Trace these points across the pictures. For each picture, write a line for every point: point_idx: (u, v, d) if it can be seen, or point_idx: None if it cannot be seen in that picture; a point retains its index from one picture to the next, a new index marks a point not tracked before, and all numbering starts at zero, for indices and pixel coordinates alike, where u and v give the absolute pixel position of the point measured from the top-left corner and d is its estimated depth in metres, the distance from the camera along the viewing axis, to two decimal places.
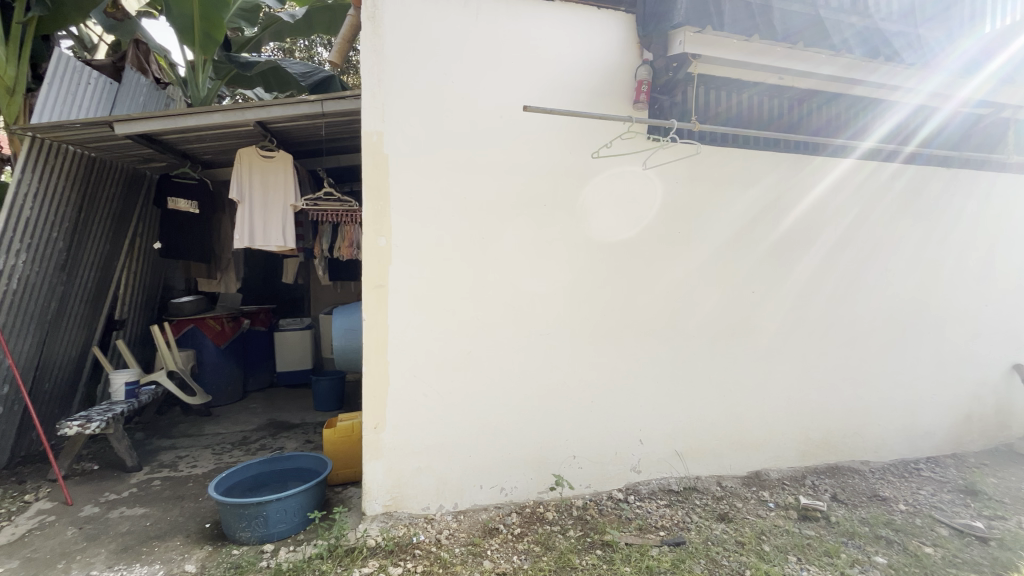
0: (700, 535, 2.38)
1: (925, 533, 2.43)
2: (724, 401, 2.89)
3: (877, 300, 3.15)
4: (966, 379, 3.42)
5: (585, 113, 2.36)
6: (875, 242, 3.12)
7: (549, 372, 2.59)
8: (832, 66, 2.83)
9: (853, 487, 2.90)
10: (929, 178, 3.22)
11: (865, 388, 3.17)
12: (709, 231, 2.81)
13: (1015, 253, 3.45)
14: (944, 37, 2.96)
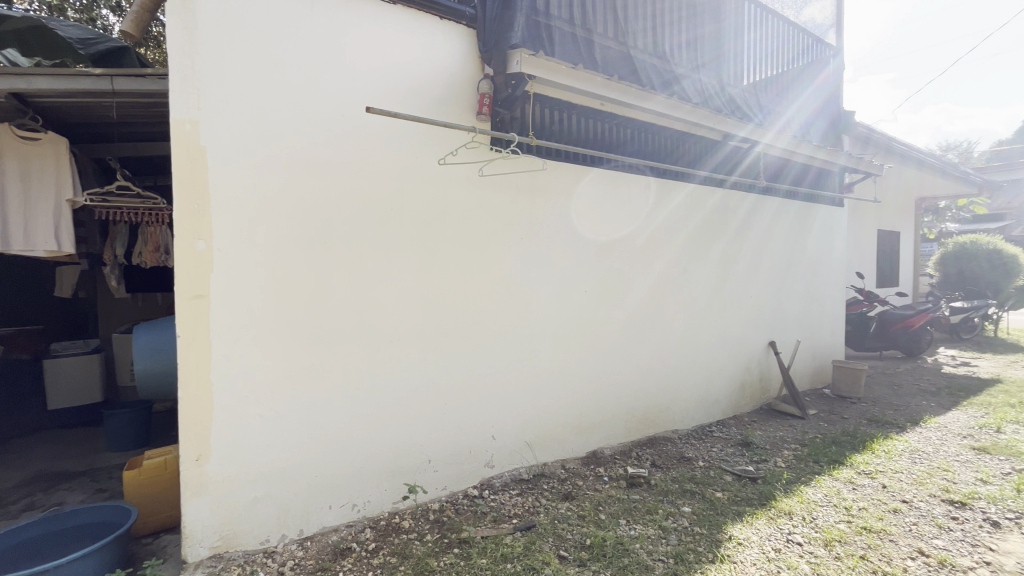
0: (548, 515, 2.58)
1: (716, 481, 3.01)
2: (566, 391, 3.19)
3: (679, 296, 3.80)
4: (740, 356, 4.33)
5: (429, 120, 2.39)
6: (677, 248, 3.76)
7: (402, 378, 2.56)
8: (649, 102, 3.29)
9: (666, 453, 3.45)
10: (711, 197, 4.00)
11: (674, 369, 3.81)
12: (547, 237, 3.07)
13: (766, 256, 4.51)
14: (713, 86, 3.86)
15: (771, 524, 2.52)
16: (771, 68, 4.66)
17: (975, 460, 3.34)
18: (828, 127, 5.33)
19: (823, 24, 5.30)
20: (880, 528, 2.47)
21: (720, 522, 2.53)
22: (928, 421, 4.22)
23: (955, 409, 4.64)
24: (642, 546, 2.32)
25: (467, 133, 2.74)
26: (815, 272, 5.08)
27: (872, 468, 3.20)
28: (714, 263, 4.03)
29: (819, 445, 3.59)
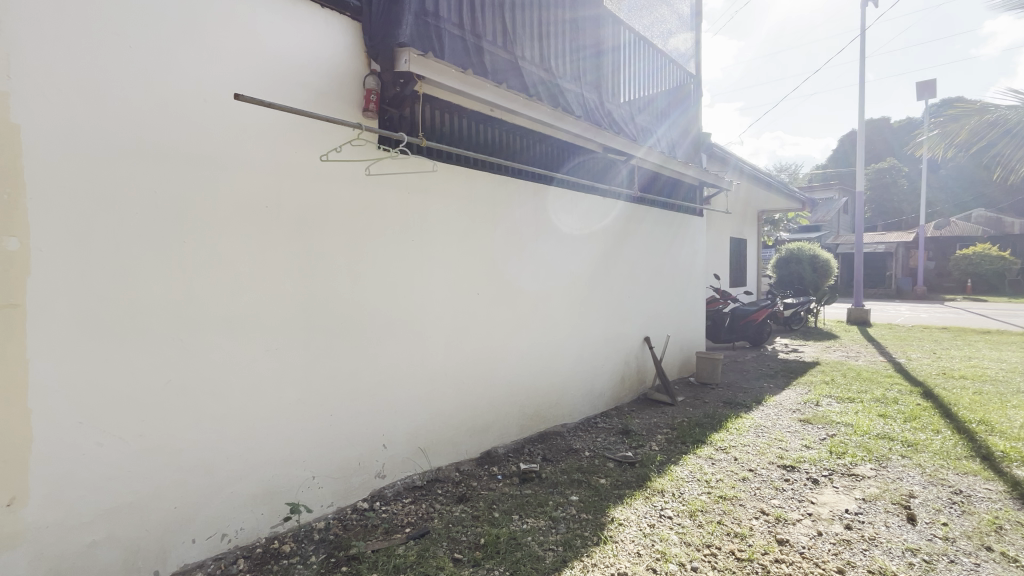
0: (442, 520, 2.56)
1: (600, 469, 3.23)
2: (459, 394, 3.20)
3: (565, 297, 4.02)
4: (620, 351, 4.71)
5: (310, 113, 2.24)
6: (563, 251, 3.98)
7: (283, 390, 2.37)
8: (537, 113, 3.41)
9: (556, 446, 3.62)
10: (592, 204, 4.31)
11: (562, 366, 4.02)
12: (439, 240, 3.05)
13: (641, 259, 4.97)
14: (593, 102, 4.16)
15: (647, 502, 2.77)
16: (642, 89, 5.13)
17: (801, 430, 4.01)
18: (691, 146, 6.01)
19: (684, 54, 5.98)
20: (732, 495, 2.84)
21: (604, 507, 2.71)
22: (768, 400, 4.98)
23: (788, 388, 5.54)
24: (534, 538, 2.40)
25: (351, 129, 2.62)
26: (681, 274, 5.72)
27: (727, 444, 3.67)
28: (596, 265, 4.34)
29: (686, 428, 4.03)
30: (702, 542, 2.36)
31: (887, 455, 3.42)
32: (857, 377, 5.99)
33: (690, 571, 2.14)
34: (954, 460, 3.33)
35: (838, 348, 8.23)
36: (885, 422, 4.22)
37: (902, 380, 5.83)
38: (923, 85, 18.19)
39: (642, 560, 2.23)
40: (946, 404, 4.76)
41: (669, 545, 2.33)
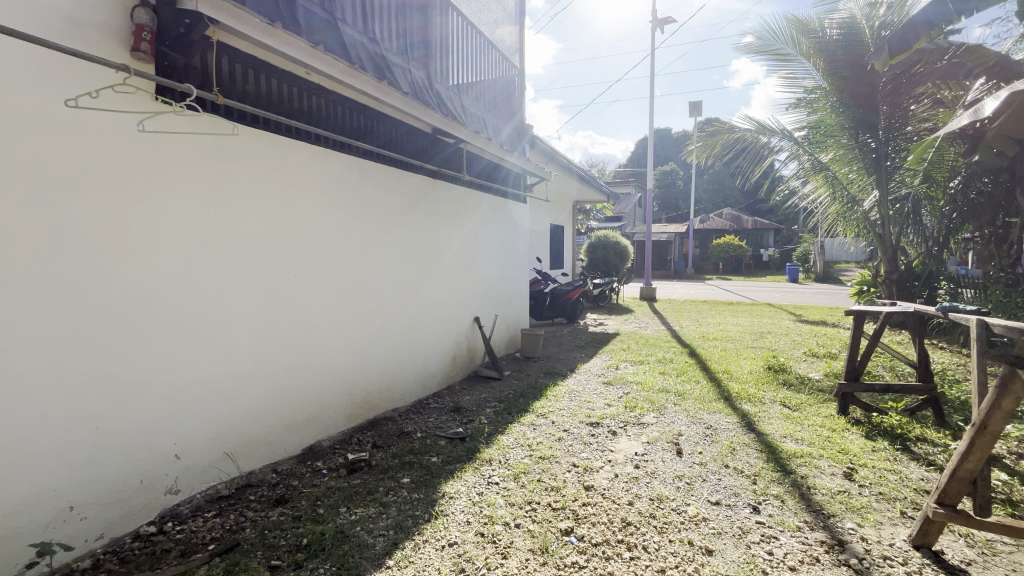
0: (256, 527, 2.31)
1: (432, 448, 3.28)
2: (274, 388, 2.89)
3: (394, 279, 3.93)
4: (451, 332, 4.82)
5: (49, 43, 1.72)
6: (391, 232, 3.87)
7: (19, 402, 1.82)
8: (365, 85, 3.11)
9: (386, 432, 3.54)
10: (421, 185, 4.26)
11: (391, 350, 3.93)
12: (244, 216, 2.67)
13: (469, 243, 5.12)
14: (420, 79, 4.08)
15: (476, 473, 2.92)
16: (470, 74, 5.21)
17: (605, 391, 4.68)
18: (515, 136, 6.36)
19: (509, 46, 6.26)
20: (550, 454, 3.17)
21: (435, 483, 2.77)
22: (579, 368, 5.67)
23: (595, 356, 6.39)
24: (363, 528, 2.33)
25: (116, 71, 2.09)
26: (507, 257, 6.08)
27: (546, 410, 4.08)
28: (425, 247, 4.33)
29: (511, 400, 4.34)
30: (524, 500, 2.59)
31: (664, 404, 4.22)
32: (645, 344, 7.22)
33: (514, 528, 2.33)
34: (707, 403, 4.29)
35: (632, 321, 9.79)
36: (663, 378, 5.19)
37: (676, 344, 7.22)
38: (694, 105, 22.38)
39: (471, 527, 2.35)
40: (704, 360, 6.07)
41: (495, 508, 2.50)
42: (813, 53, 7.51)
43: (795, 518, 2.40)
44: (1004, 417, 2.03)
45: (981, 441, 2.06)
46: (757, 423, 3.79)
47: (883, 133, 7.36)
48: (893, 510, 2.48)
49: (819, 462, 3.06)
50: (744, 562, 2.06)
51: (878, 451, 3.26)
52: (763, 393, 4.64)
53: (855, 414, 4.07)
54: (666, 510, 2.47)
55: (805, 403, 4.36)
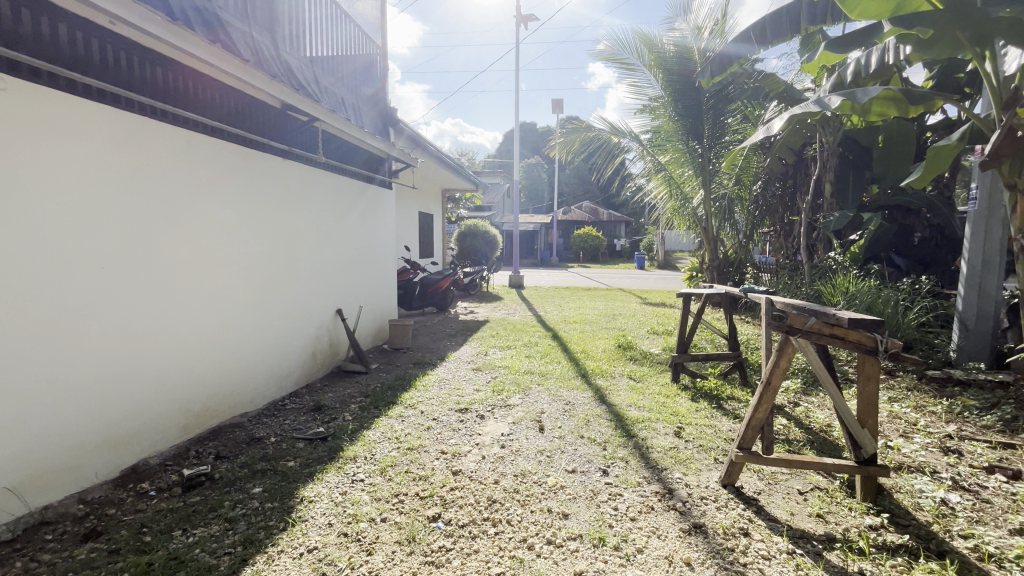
0: (55, 572, 1.91)
1: (289, 452, 3.03)
2: (78, 402, 2.40)
3: (239, 271, 3.52)
4: (309, 326, 4.48)
5: None
6: (233, 218, 3.45)
7: None
8: (194, 48, 2.70)
9: (233, 440, 3.18)
10: (269, 166, 3.85)
11: (238, 349, 3.53)
12: (20, 191, 2.16)
13: (329, 231, 4.80)
14: (266, 47, 3.68)
15: (339, 472, 2.77)
16: (326, 48, 4.84)
17: (474, 377, 4.79)
18: (379, 119, 6.08)
19: (369, 23, 5.93)
20: (418, 444, 3.15)
21: (292, 489, 2.57)
22: (449, 356, 5.72)
23: (465, 344, 6.49)
24: (203, 549, 2.07)
25: None
26: (372, 246, 5.81)
27: (415, 400, 4.04)
28: (276, 235, 3.95)
29: (379, 393, 4.21)
30: (392, 493, 2.54)
31: (529, 385, 4.47)
32: (513, 329, 7.53)
33: (380, 522, 2.28)
34: (567, 381, 4.65)
35: (501, 308, 10.12)
36: (529, 361, 5.49)
37: (541, 328, 7.67)
38: (557, 103, 23.68)
39: (333, 529, 2.23)
40: (565, 342, 6.56)
41: (360, 506, 2.41)
42: (653, 65, 8.57)
43: (637, 475, 2.75)
44: (782, 372, 2.55)
45: (767, 394, 2.57)
46: (609, 396, 4.23)
47: (706, 140, 8.60)
48: (708, 458, 2.97)
49: (656, 424, 3.53)
50: (595, 520, 2.30)
51: (700, 410, 3.87)
52: (614, 368, 5.18)
53: (684, 381, 4.77)
54: (529, 483, 2.64)
55: (647, 374, 4.98)
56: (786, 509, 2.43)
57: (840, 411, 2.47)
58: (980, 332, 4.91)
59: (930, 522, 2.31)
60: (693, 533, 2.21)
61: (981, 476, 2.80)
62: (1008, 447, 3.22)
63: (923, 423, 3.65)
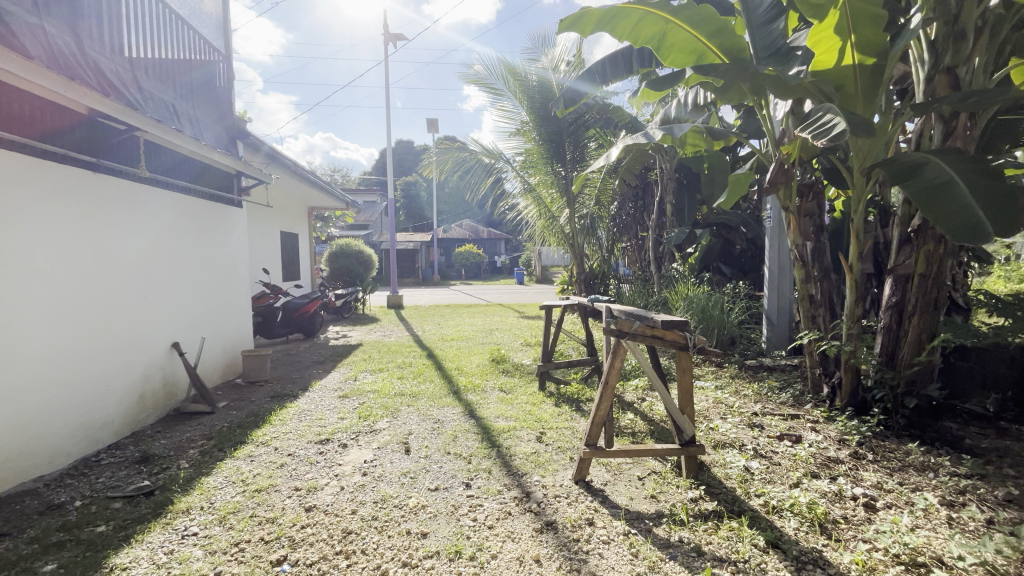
0: None
1: (98, 515, 2.57)
2: None
3: (31, 303, 2.94)
4: (135, 365, 3.88)
5: None
6: (20, 241, 2.89)
7: None
8: None
9: (20, 512, 2.61)
10: (74, 178, 3.30)
11: (30, 398, 2.92)
12: None
13: (160, 254, 4.23)
14: (70, 45, 3.20)
15: (166, 529, 2.43)
16: (151, 51, 4.31)
17: (339, 406, 4.53)
18: (224, 131, 5.56)
19: (209, 28, 5.44)
20: (267, 484, 2.89)
21: (100, 559, 2.18)
22: (314, 385, 5.35)
23: (333, 370, 6.13)
24: None
25: None
26: (219, 270, 5.23)
27: (268, 437, 3.70)
28: (86, 259, 3.38)
29: (225, 434, 3.77)
30: (230, 542, 2.30)
31: (398, 408, 4.36)
32: (386, 352, 7.29)
33: None
34: (438, 399, 4.62)
35: (376, 330, 9.75)
36: (401, 383, 5.36)
37: (417, 348, 7.54)
38: (431, 121, 23.83)
39: None
40: (439, 360, 6.54)
41: (189, 563, 2.14)
42: (518, 90, 9.19)
43: (497, 483, 2.85)
44: (617, 372, 2.86)
45: (606, 393, 2.85)
46: (478, 410, 4.31)
47: (568, 163, 9.29)
48: (564, 458, 3.20)
49: (520, 432, 3.68)
50: (453, 534, 2.33)
51: (561, 415, 4.14)
52: (486, 382, 5.29)
53: (550, 388, 5.04)
54: (388, 508, 2.58)
55: (516, 385, 5.18)
56: (626, 495, 2.71)
57: (664, 402, 2.83)
58: (778, 326, 6.01)
59: (736, 487, 2.76)
60: (544, 531, 2.36)
61: (775, 444, 3.42)
62: (795, 417, 3.98)
63: (737, 405, 4.34)
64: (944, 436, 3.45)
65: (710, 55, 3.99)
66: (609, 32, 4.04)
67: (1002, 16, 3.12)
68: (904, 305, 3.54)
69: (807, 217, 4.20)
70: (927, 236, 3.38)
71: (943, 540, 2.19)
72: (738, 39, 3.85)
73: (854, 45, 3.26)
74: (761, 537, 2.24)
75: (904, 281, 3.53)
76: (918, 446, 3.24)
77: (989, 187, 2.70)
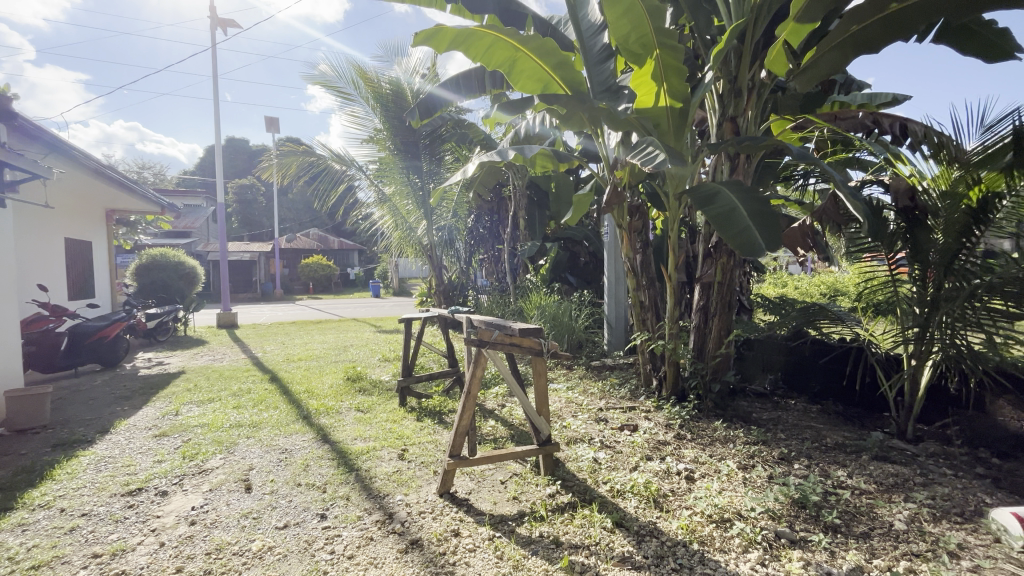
0: None
1: None
2: None
3: None
4: None
5: None
6: None
7: None
8: None
9: None
10: None
11: None
12: None
13: None
14: None
15: None
16: None
17: (155, 446, 3.80)
18: None
19: None
20: (51, 556, 2.29)
21: None
22: (117, 425, 4.39)
23: (145, 405, 5.11)
24: None
25: None
26: None
27: (49, 497, 2.93)
28: None
29: None
30: None
31: (234, 441, 3.82)
32: (218, 378, 6.33)
33: None
34: (284, 427, 4.17)
35: (203, 354, 8.40)
36: (237, 412, 4.71)
37: (256, 372, 6.69)
38: (270, 119, 21.67)
39: None
40: (284, 383, 5.90)
41: None
42: (371, 98, 8.94)
43: (357, 509, 2.67)
44: (479, 381, 2.92)
45: (468, 402, 2.89)
46: (332, 433, 3.99)
47: (424, 175, 9.22)
48: (428, 473, 3.15)
49: (380, 452, 3.52)
50: (307, 573, 2.12)
51: (423, 429, 4.06)
52: (340, 403, 4.93)
53: (411, 403, 4.92)
54: (225, 558, 2.24)
55: (375, 403, 4.93)
56: (489, 500, 2.77)
57: (523, 406, 2.97)
58: (617, 329, 6.76)
59: (587, 478, 3.01)
60: (409, 551, 2.29)
61: (617, 434, 3.84)
62: (631, 409, 4.51)
63: (585, 403, 4.76)
64: (739, 413, 4.23)
65: (555, 84, 4.36)
66: (463, 51, 4.18)
67: (765, 82, 4.00)
68: (708, 308, 4.28)
69: (636, 234, 4.82)
70: (723, 251, 4.12)
71: (741, 496, 2.69)
72: (577, 73, 4.28)
73: (667, 91, 3.87)
74: (609, 519, 2.49)
75: (707, 288, 4.26)
76: (722, 423, 3.92)
77: (762, 214, 3.41)
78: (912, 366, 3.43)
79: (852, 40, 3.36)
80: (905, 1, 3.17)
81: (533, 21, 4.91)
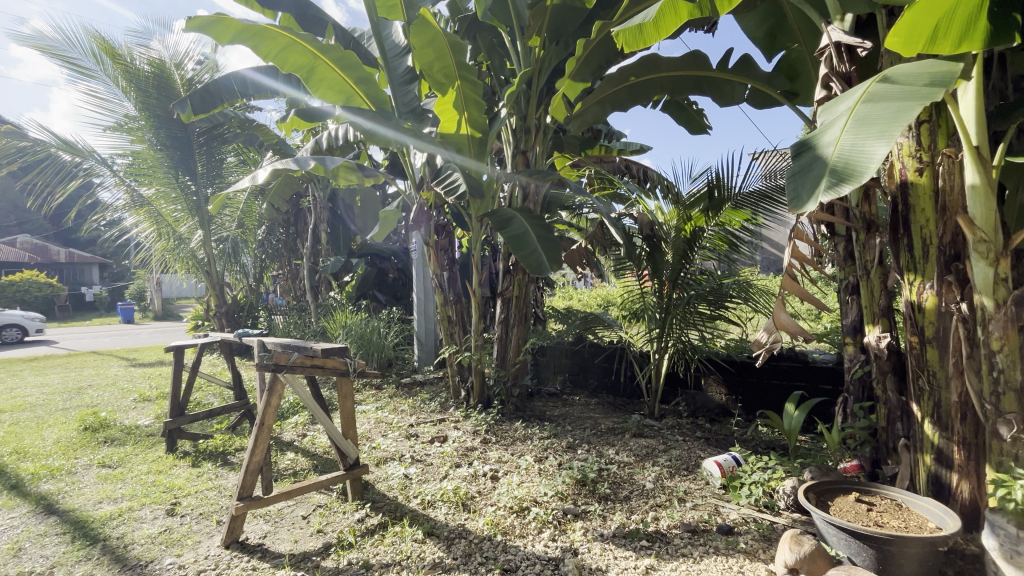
0: None
1: None
2: None
3: None
4: None
5: None
6: None
7: None
8: None
9: None
10: None
11: None
12: None
13: None
14: None
15: None
16: None
17: None
18: None
19: None
20: None
21: None
22: None
23: None
24: None
25: None
26: None
27: None
28: None
29: None
30: None
31: None
32: None
33: None
34: None
35: None
36: None
37: None
38: None
39: None
40: None
41: None
42: (121, 78, 7.29)
43: None
44: (274, 410, 2.64)
45: (261, 434, 2.58)
46: (62, 501, 3.08)
47: (200, 177, 7.87)
48: (209, 524, 2.70)
49: (140, 513, 2.86)
50: None
51: (201, 476, 3.44)
52: (73, 461, 3.82)
53: (183, 448, 4.11)
54: None
55: (128, 455, 3.96)
56: (289, 539, 2.53)
57: (327, 431, 2.79)
58: (426, 344, 6.84)
59: (397, 495, 2.99)
60: None
61: (427, 447, 3.90)
62: (441, 421, 4.63)
63: (395, 421, 4.69)
64: (534, 413, 4.74)
65: (358, 98, 4.29)
66: (250, 44, 3.81)
67: (548, 126, 4.65)
68: (508, 319, 4.71)
69: (442, 251, 5.00)
70: (519, 268, 4.60)
71: (536, 485, 3.03)
72: (380, 91, 4.29)
73: (467, 120, 4.15)
74: (420, 531, 2.53)
75: (507, 302, 4.70)
76: (521, 423, 4.34)
77: (549, 239, 3.92)
78: (655, 357, 4.35)
79: (608, 100, 4.23)
80: (642, 76, 4.01)
81: (334, 30, 4.74)
